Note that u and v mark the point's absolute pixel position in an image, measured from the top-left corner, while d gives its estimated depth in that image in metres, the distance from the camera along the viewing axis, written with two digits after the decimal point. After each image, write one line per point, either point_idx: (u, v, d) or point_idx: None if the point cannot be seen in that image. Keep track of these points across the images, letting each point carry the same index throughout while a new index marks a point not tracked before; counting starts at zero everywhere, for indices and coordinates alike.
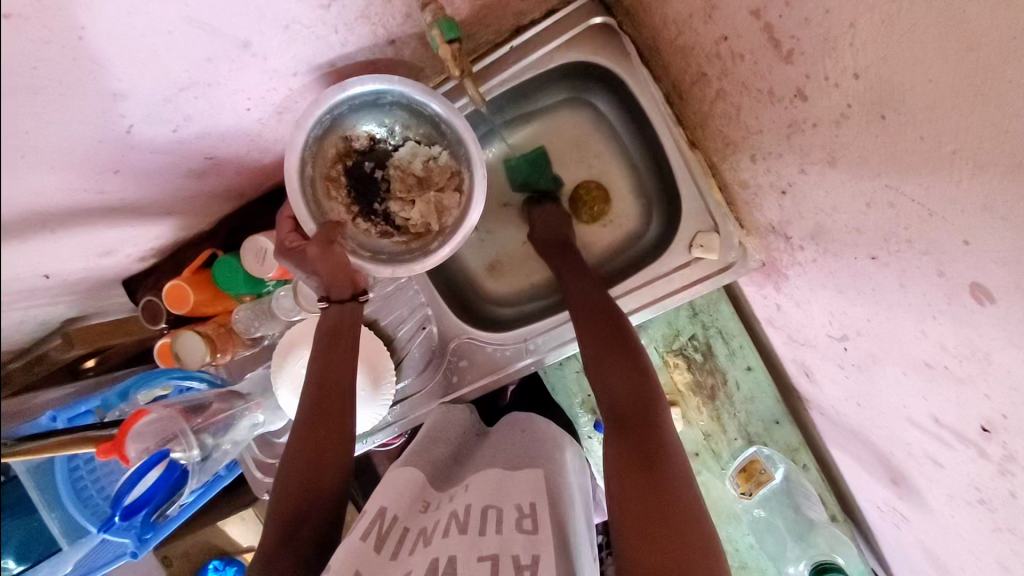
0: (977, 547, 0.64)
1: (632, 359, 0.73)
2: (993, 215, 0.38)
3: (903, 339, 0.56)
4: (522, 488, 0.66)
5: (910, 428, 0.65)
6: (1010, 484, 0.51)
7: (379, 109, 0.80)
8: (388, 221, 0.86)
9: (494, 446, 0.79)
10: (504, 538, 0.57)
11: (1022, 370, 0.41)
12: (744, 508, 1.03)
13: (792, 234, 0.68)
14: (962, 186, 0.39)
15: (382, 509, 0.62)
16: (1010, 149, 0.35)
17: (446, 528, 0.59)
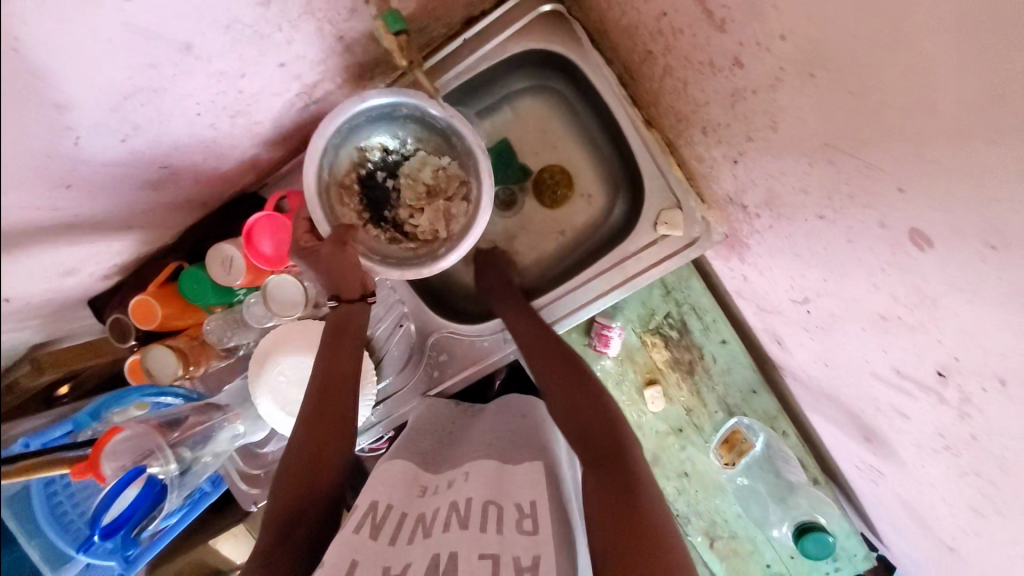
0: (950, 494, 0.66)
1: (589, 385, 0.77)
2: (925, 161, 0.39)
3: (858, 294, 0.58)
4: (520, 487, 0.65)
5: (875, 383, 0.67)
6: (970, 427, 0.53)
7: (395, 122, 0.86)
8: (399, 229, 0.91)
9: (480, 437, 0.79)
10: (506, 540, 0.56)
11: (967, 311, 0.43)
12: (728, 479, 1.08)
13: (748, 203, 0.70)
14: (894, 135, 0.41)
15: (373, 503, 0.62)
16: (932, 94, 0.36)
17: (447, 521, 0.59)
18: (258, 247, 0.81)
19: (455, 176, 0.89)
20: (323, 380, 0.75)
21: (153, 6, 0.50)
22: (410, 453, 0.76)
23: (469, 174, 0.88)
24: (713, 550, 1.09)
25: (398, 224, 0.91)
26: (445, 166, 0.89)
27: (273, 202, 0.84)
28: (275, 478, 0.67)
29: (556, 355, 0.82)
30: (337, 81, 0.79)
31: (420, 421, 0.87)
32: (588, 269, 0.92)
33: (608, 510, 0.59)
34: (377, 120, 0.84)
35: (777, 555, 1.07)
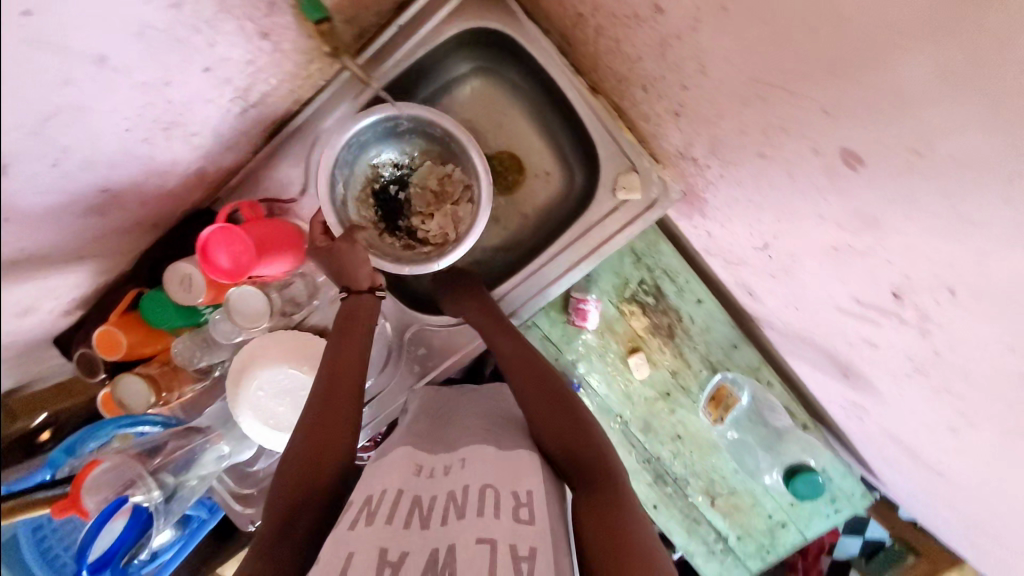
0: (927, 416, 0.67)
1: (564, 396, 0.78)
2: (840, 76, 0.39)
3: (808, 228, 0.58)
4: (515, 475, 0.64)
5: (841, 317, 0.67)
6: (932, 344, 0.54)
7: (399, 138, 0.94)
8: (411, 236, 0.97)
9: (482, 420, 0.78)
10: (503, 528, 0.55)
11: (906, 225, 0.43)
12: (720, 435, 1.11)
13: (696, 155, 0.70)
14: (809, 56, 0.41)
15: (368, 496, 0.60)
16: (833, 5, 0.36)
17: (446, 511, 0.58)
18: (214, 260, 0.78)
19: (457, 181, 0.96)
20: (325, 382, 0.74)
21: (65, 19, 0.47)
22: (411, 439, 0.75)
23: (469, 176, 0.94)
24: (715, 507, 1.13)
25: (410, 232, 0.97)
26: (444, 171, 0.97)
27: (227, 214, 0.82)
28: (274, 478, 0.66)
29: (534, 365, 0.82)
30: (273, 82, 0.77)
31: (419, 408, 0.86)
32: (555, 243, 0.92)
33: (592, 520, 0.60)
34: (385, 138, 0.92)
35: (777, 505, 1.11)
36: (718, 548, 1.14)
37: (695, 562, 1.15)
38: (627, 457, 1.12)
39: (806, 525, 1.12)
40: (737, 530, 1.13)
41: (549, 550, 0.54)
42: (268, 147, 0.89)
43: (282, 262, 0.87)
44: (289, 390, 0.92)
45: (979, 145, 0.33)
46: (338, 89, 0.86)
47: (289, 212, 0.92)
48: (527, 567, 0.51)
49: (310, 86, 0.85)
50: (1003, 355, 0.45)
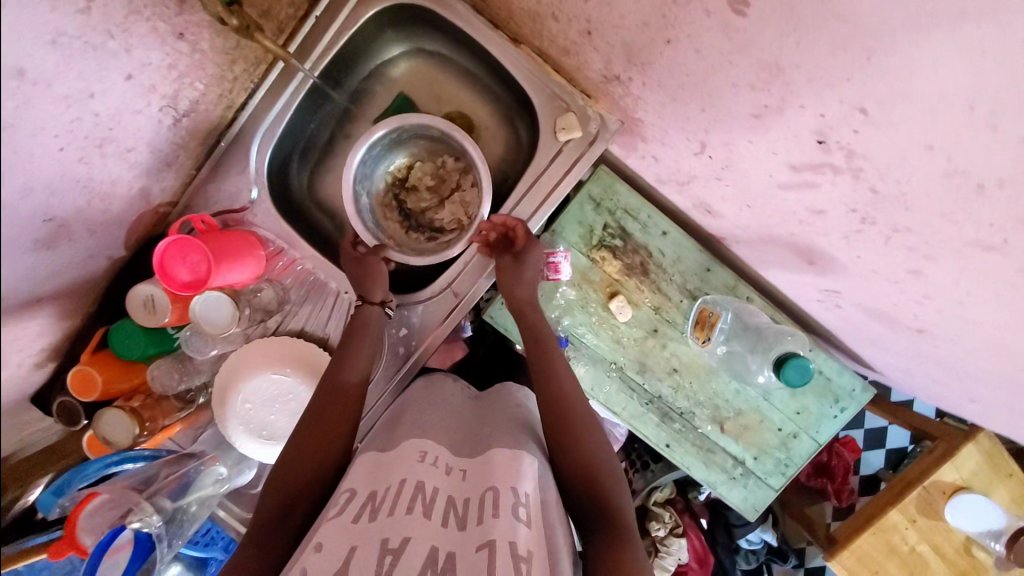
0: (889, 270, 0.69)
1: (593, 431, 0.80)
2: None
3: (730, 106, 0.61)
4: (511, 472, 0.68)
5: (786, 193, 0.70)
6: (868, 183, 0.56)
7: (406, 144, 1.00)
8: (436, 230, 1.04)
9: (495, 424, 0.82)
10: (502, 527, 0.59)
11: (809, 46, 0.47)
12: (715, 357, 1.11)
13: (617, 72, 0.72)
14: None
15: (372, 492, 0.65)
16: None
17: (447, 516, 0.62)
18: (174, 275, 0.78)
19: (465, 174, 1.01)
20: (326, 403, 0.80)
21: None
22: (425, 432, 0.78)
23: (474, 169, 0.99)
24: (726, 433, 1.13)
25: (433, 227, 1.04)
26: (451, 166, 1.02)
27: (177, 229, 0.82)
28: (268, 489, 0.73)
29: (565, 393, 0.81)
30: (199, 86, 0.79)
31: (415, 404, 0.87)
32: (513, 197, 0.93)
33: (607, 567, 0.65)
34: (394, 147, 0.98)
35: (785, 416, 1.12)
36: (738, 472, 1.15)
37: (719, 492, 1.15)
38: (630, 402, 1.13)
39: (817, 430, 1.12)
40: (753, 451, 1.14)
41: (545, 551, 0.60)
42: (210, 160, 0.90)
43: (245, 267, 0.86)
44: (278, 397, 0.92)
45: None
46: (268, 90, 0.87)
47: (245, 220, 0.92)
48: (526, 565, 0.55)
49: (240, 90, 0.86)
50: (927, 159, 0.48)
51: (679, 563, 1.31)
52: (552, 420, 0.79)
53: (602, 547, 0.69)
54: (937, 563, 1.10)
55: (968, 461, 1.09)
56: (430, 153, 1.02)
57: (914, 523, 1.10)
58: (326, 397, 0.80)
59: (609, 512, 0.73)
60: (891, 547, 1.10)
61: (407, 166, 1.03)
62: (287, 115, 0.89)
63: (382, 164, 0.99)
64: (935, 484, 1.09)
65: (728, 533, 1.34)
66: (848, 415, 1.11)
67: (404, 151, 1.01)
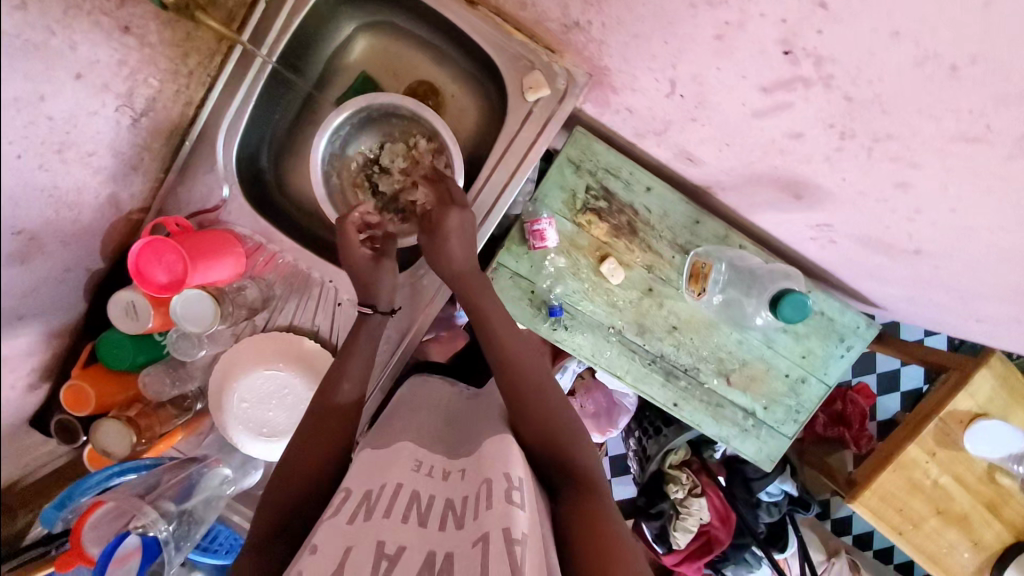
0: (877, 190, 0.68)
1: (545, 398, 0.79)
2: None
3: (693, 30, 0.60)
4: (502, 459, 0.67)
5: (762, 123, 0.68)
6: (840, 89, 0.56)
7: (379, 125, 1.00)
8: (410, 210, 1.02)
9: (484, 422, 0.82)
10: (495, 516, 0.57)
11: None
12: (714, 309, 1.09)
13: (579, 15, 0.71)
14: None
15: (367, 492, 0.64)
16: None
17: (443, 518, 0.61)
18: (152, 277, 0.78)
19: (436, 155, 0.99)
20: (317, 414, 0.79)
21: None
22: (420, 436, 0.78)
23: (445, 147, 0.97)
24: (732, 386, 1.12)
25: (407, 207, 1.02)
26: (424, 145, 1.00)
27: (150, 232, 0.81)
28: (261, 513, 0.71)
29: (517, 364, 0.81)
30: (154, 83, 0.78)
31: (402, 410, 0.87)
32: (487, 166, 0.91)
33: (579, 524, 0.64)
34: (365, 127, 0.99)
35: (791, 361, 1.10)
36: (749, 424, 1.13)
37: (733, 446, 1.14)
38: (632, 364, 1.11)
39: (825, 372, 1.11)
40: (762, 401, 1.12)
41: (541, 542, 0.57)
42: (178, 161, 0.88)
43: (224, 264, 0.84)
44: (274, 393, 0.91)
45: None
46: (228, 81, 0.86)
47: (221, 220, 0.91)
48: (520, 547, 0.53)
49: (198, 85, 0.85)
50: (894, 49, 0.50)
51: (701, 523, 1.31)
52: (508, 394, 0.78)
53: (572, 507, 0.67)
54: (962, 495, 1.08)
55: (982, 387, 1.06)
56: (404, 134, 1.01)
57: (934, 456, 1.08)
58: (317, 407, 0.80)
59: (575, 473, 0.73)
60: (913, 483, 1.08)
61: (380, 147, 1.02)
62: (248, 106, 0.87)
63: (352, 143, 0.99)
64: (951, 415, 1.07)
65: (746, 489, 1.30)
66: (856, 351, 1.09)
67: (378, 133, 1.01)
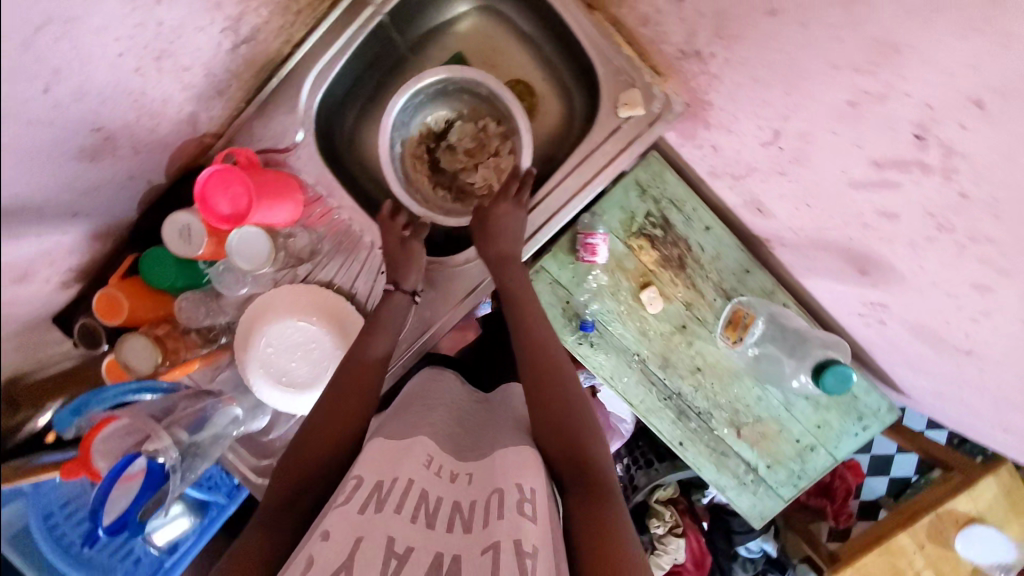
0: (952, 284, 0.67)
1: (563, 383, 0.75)
2: None
3: (821, 90, 0.58)
4: (516, 469, 0.65)
5: (857, 194, 0.67)
6: (957, 185, 0.54)
7: (452, 101, 1.00)
8: (465, 192, 1.01)
9: (500, 429, 0.80)
10: (506, 527, 0.55)
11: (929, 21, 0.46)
12: (744, 359, 1.09)
13: (701, 46, 0.70)
14: None
15: (378, 482, 0.62)
16: None
17: (452, 520, 0.59)
18: (214, 206, 0.76)
19: (503, 141, 0.99)
20: (341, 381, 0.78)
21: None
22: (437, 432, 0.75)
23: (514, 137, 0.97)
24: (741, 439, 1.12)
25: (461, 187, 1.02)
26: (491, 130, 1.01)
27: (221, 160, 0.79)
28: (277, 471, 0.72)
29: (535, 349, 0.78)
30: (263, 13, 0.78)
31: (419, 403, 0.84)
32: (561, 170, 0.90)
33: (586, 523, 0.62)
34: (439, 101, 0.99)
35: (804, 428, 1.11)
36: (749, 479, 1.13)
37: (727, 497, 1.14)
38: (648, 396, 1.11)
39: (835, 446, 1.11)
40: (767, 459, 1.12)
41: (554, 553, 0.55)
42: (261, 94, 0.87)
43: (283, 207, 0.84)
44: (299, 345, 0.90)
45: None
46: (330, 28, 0.85)
47: (288, 163, 0.90)
48: (531, 562, 0.52)
49: (301, 25, 0.84)
50: None
51: (674, 564, 1.31)
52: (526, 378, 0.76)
53: (584, 502, 0.65)
54: None
55: (985, 491, 1.08)
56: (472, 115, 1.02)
57: (922, 548, 1.08)
58: (338, 375, 0.79)
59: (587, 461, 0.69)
60: (896, 570, 1.09)
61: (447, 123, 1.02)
62: (346, 56, 0.87)
63: (424, 114, 0.99)
64: (948, 512, 1.08)
65: (727, 539, 1.33)
66: (870, 429, 1.10)
67: (449, 109, 1.01)
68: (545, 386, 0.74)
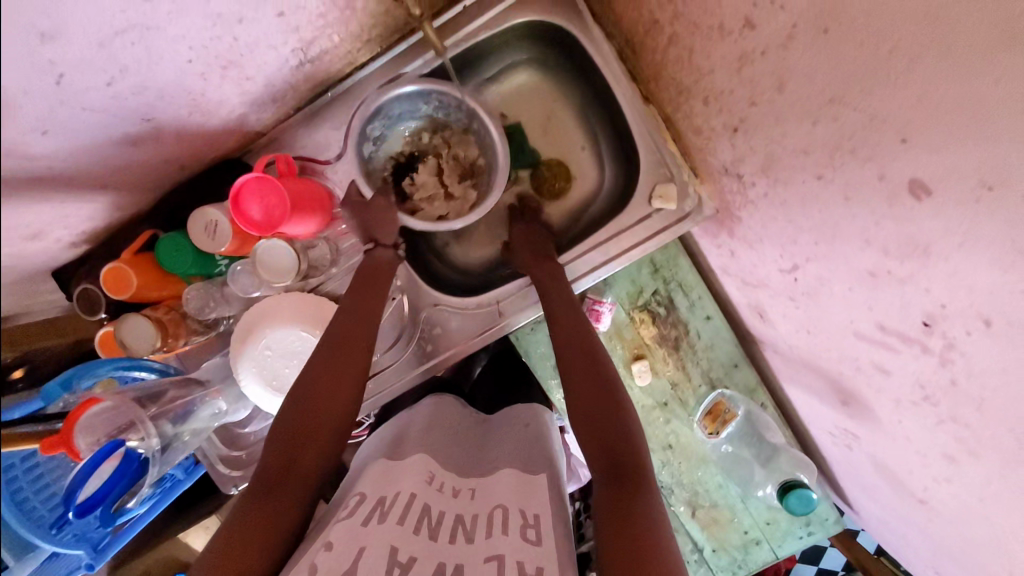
0: (923, 445, 0.71)
1: (596, 366, 0.74)
2: (898, 102, 0.45)
3: (849, 253, 0.61)
4: (517, 493, 0.66)
5: (857, 341, 0.71)
6: (951, 372, 0.57)
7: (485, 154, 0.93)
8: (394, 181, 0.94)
9: (498, 448, 0.78)
10: (510, 545, 0.58)
11: (942, 241, 0.47)
12: (713, 448, 1.13)
13: (744, 172, 0.74)
14: (872, 85, 0.47)
15: (381, 498, 0.62)
16: (892, 47, 0.44)
17: (455, 531, 0.60)
18: (247, 211, 0.77)
19: (452, 203, 0.95)
20: (341, 340, 0.74)
21: None
22: (435, 451, 0.75)
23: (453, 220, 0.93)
24: (695, 519, 1.14)
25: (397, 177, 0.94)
26: (465, 190, 0.95)
27: (262, 165, 0.80)
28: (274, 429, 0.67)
29: (562, 343, 0.78)
30: (335, 39, 0.79)
31: (419, 424, 0.82)
32: (584, 242, 0.93)
33: (615, 510, 0.59)
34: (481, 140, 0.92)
35: (754, 521, 1.13)
36: (692, 558, 1.16)
37: None
38: None
39: (779, 544, 1.12)
40: (713, 543, 1.14)
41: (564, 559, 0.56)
42: (313, 105, 0.89)
43: (311, 221, 0.84)
44: (297, 354, 0.88)
45: (999, 157, 0.38)
46: (394, 59, 0.87)
47: (325, 174, 0.91)
48: None
49: (368, 50, 0.86)
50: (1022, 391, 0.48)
51: None
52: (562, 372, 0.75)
53: (616, 489, 0.61)
54: None
55: None
56: (472, 173, 0.95)
57: None
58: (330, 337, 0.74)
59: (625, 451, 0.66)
60: None
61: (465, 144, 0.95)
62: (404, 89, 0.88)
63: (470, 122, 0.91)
64: None
65: None
66: (813, 534, 1.10)
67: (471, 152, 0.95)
68: (582, 375, 0.73)
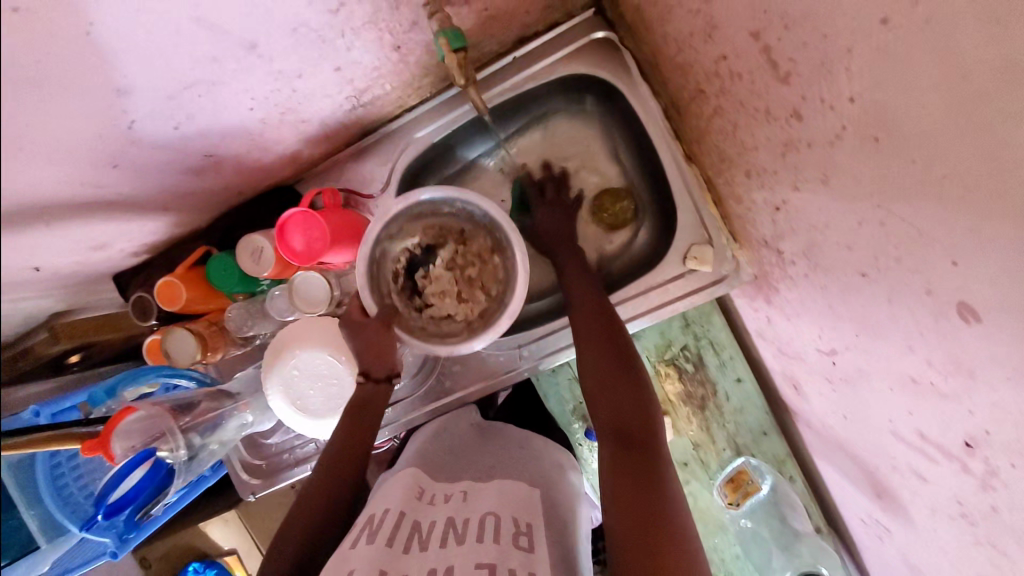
0: (959, 561, 0.65)
1: (611, 354, 0.72)
2: (946, 220, 0.43)
3: (889, 353, 0.58)
4: (506, 500, 0.65)
5: (894, 441, 0.66)
6: (992, 499, 0.52)
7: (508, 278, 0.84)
8: (408, 270, 0.86)
9: (491, 460, 0.78)
10: (499, 550, 0.56)
11: (990, 368, 0.44)
12: (732, 519, 1.04)
13: (784, 249, 0.72)
14: (920, 200, 0.45)
15: (370, 516, 0.62)
16: (944, 170, 0.41)
17: (444, 535, 0.59)
18: (289, 241, 0.81)
19: (456, 313, 0.85)
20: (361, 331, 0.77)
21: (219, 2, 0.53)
22: (429, 468, 0.75)
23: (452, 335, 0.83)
24: None
25: (414, 266, 0.86)
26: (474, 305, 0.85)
27: (308, 199, 0.85)
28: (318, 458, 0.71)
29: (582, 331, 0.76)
30: (387, 87, 0.83)
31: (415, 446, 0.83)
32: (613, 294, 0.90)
33: (626, 505, 0.57)
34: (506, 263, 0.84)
35: None
36: None
37: None
38: None
39: None
40: None
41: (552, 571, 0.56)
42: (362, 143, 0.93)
43: (347, 253, 0.87)
44: (323, 377, 0.89)
45: None
46: (442, 104, 0.90)
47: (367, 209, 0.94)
48: None
49: (417, 96, 0.89)
50: None
51: None
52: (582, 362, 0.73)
53: (630, 476, 0.59)
54: None
55: None
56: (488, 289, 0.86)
57: None
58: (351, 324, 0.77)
59: (642, 436, 0.64)
60: None
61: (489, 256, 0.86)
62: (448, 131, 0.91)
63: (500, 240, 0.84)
64: None
65: None
66: None
67: (493, 268, 0.86)
68: (602, 363, 0.71)
